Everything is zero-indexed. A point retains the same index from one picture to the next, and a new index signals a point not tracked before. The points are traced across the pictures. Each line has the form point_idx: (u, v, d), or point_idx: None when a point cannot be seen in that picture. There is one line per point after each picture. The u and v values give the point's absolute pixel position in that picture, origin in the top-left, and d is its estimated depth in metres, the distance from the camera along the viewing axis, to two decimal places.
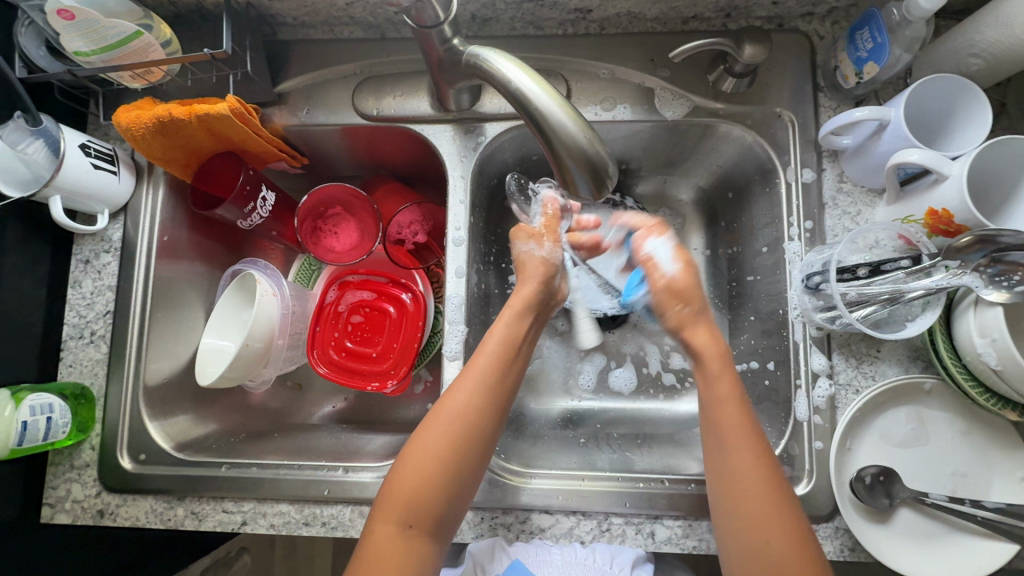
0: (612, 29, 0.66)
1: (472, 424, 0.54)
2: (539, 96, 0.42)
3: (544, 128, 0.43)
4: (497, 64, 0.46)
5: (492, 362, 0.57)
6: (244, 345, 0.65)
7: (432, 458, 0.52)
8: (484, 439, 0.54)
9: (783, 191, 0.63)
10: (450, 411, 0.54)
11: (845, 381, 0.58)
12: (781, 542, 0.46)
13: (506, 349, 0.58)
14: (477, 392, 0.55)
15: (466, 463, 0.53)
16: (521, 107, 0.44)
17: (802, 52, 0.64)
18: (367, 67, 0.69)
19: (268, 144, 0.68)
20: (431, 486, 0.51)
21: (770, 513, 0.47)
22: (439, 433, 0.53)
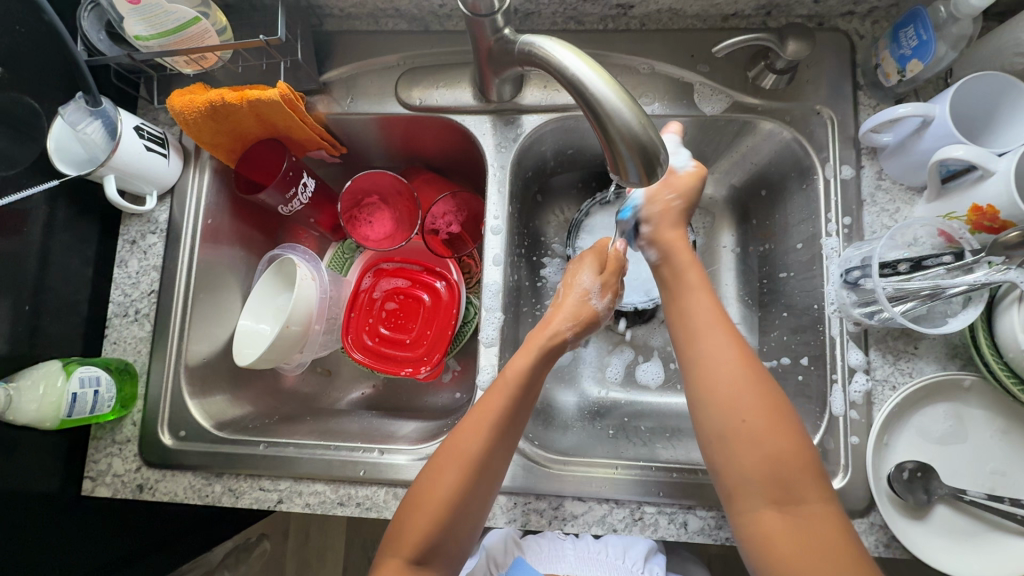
0: (653, 25, 0.67)
1: (484, 467, 0.52)
2: (595, 82, 0.44)
3: (599, 115, 0.44)
4: (554, 52, 0.47)
5: (507, 404, 0.55)
6: (285, 327, 0.66)
7: (444, 501, 0.51)
8: (494, 480, 0.53)
9: (821, 187, 0.63)
10: (463, 458, 0.52)
11: (882, 377, 0.58)
12: (784, 454, 0.46)
13: (521, 391, 0.56)
14: (490, 435, 0.53)
15: (476, 506, 0.52)
16: (576, 93, 0.45)
17: (842, 51, 0.64)
18: (409, 58, 0.70)
19: (312, 132, 0.69)
20: (443, 530, 0.50)
21: (767, 429, 0.47)
22: (452, 480, 0.51)
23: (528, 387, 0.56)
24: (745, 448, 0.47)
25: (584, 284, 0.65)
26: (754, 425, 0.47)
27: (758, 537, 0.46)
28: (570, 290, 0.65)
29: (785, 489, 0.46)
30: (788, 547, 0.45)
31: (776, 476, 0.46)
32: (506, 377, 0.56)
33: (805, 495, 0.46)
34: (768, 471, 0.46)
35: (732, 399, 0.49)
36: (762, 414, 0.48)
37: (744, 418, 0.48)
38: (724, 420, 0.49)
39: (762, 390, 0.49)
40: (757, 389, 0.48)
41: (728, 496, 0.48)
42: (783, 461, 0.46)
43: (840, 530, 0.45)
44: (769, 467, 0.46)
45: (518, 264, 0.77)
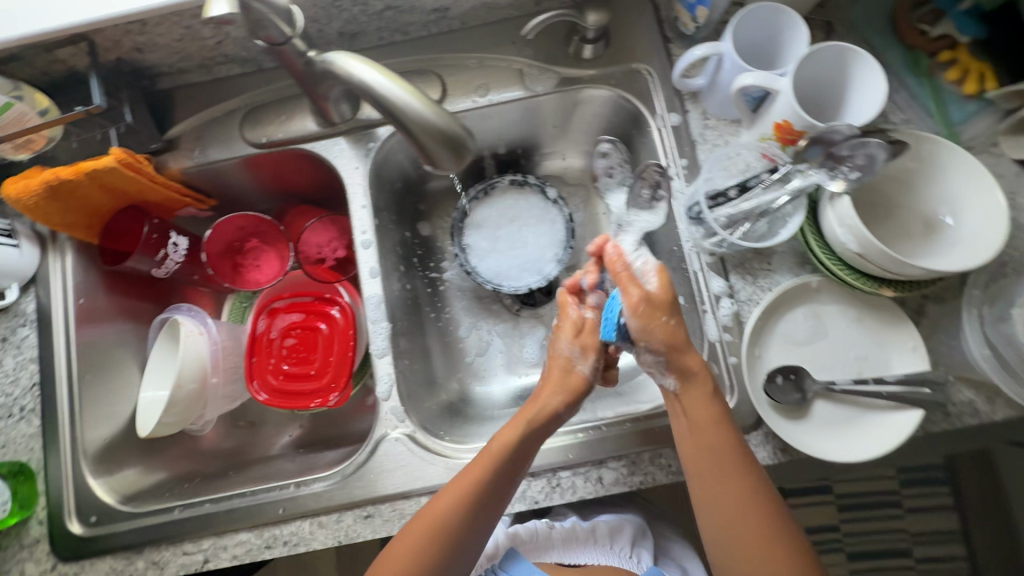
0: (473, 21, 0.71)
1: (453, 536, 0.53)
2: (381, 82, 0.46)
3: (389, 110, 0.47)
4: (337, 62, 0.49)
5: (488, 481, 0.54)
6: (176, 387, 0.66)
7: (406, 564, 0.52)
8: (464, 550, 0.54)
9: (656, 136, 0.67)
10: (433, 527, 0.53)
11: (745, 297, 0.62)
12: (753, 529, 0.48)
13: (501, 472, 0.55)
14: (467, 507, 0.53)
15: (440, 572, 0.53)
16: (366, 96, 0.48)
17: (647, 11, 0.69)
18: (251, 99, 0.71)
19: (167, 191, 0.70)
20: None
21: (747, 503, 0.49)
22: (415, 548, 0.52)
23: (515, 457, 0.55)
24: (732, 522, 0.49)
25: (565, 351, 0.60)
26: (742, 508, 0.49)
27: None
28: (554, 360, 0.60)
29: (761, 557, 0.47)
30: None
31: (743, 541, 0.48)
32: (490, 449, 0.55)
33: (772, 549, 0.47)
34: (741, 539, 0.48)
35: (728, 478, 0.50)
36: (751, 498, 0.49)
37: (729, 495, 0.50)
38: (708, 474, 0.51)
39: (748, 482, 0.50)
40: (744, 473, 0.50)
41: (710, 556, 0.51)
42: (744, 528, 0.48)
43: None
44: (750, 538, 0.48)
45: (408, 275, 0.80)
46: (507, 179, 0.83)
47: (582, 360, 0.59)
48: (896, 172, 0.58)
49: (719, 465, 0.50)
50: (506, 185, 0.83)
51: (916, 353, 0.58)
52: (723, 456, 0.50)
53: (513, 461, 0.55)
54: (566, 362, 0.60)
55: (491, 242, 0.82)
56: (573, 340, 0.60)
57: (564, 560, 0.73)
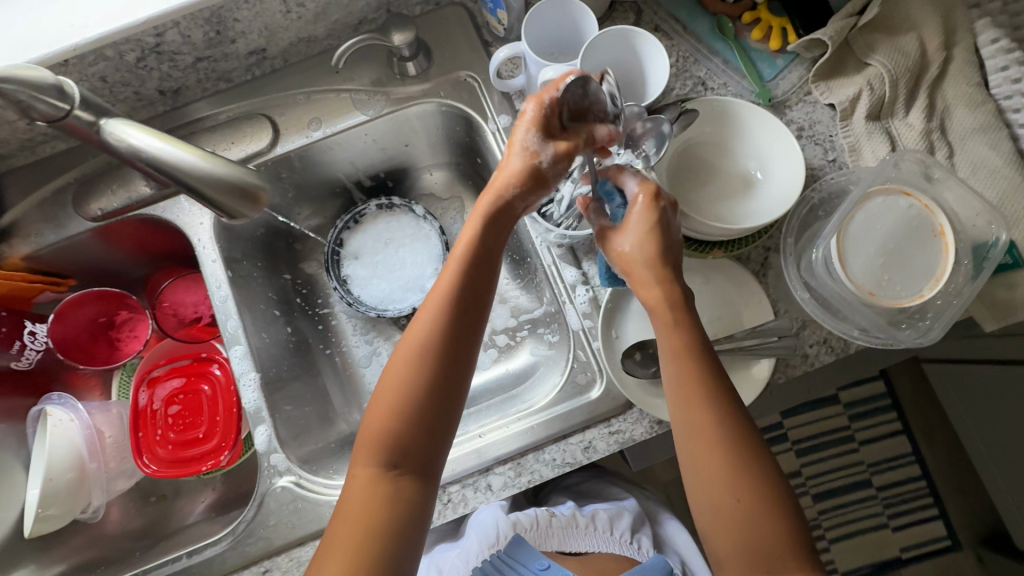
0: (297, 56, 0.70)
1: (433, 355, 0.48)
2: (145, 144, 0.47)
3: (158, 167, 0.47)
4: (111, 128, 0.48)
5: (460, 276, 0.50)
6: (47, 481, 0.63)
7: (395, 397, 0.48)
8: (455, 366, 0.49)
9: (492, 141, 0.68)
10: (414, 351, 0.48)
11: (599, 281, 0.64)
12: (712, 463, 0.47)
13: (472, 274, 0.50)
14: (443, 321, 0.49)
15: (437, 397, 0.48)
16: (138, 160, 0.48)
17: (463, 21, 0.70)
18: (83, 173, 0.70)
19: (12, 282, 0.68)
20: (402, 428, 0.47)
21: (718, 440, 0.47)
22: (402, 377, 0.48)
23: (480, 256, 0.51)
24: (701, 457, 0.47)
25: (523, 141, 0.51)
26: (714, 447, 0.47)
27: (702, 515, 0.48)
28: (510, 155, 0.52)
29: (721, 493, 0.47)
30: (715, 524, 0.47)
31: (705, 471, 0.47)
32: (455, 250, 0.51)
33: (735, 481, 0.46)
34: (704, 469, 0.47)
35: (701, 410, 0.48)
36: (726, 440, 0.47)
37: (704, 432, 0.48)
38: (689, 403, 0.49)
39: (722, 417, 0.48)
40: (721, 410, 0.48)
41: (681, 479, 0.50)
42: (704, 465, 0.47)
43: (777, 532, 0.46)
44: (710, 469, 0.47)
45: (287, 318, 0.78)
46: (377, 204, 0.82)
47: (547, 148, 0.51)
48: (697, 138, 0.60)
49: (693, 406, 0.48)
50: (375, 210, 0.83)
51: (762, 306, 0.60)
52: (694, 396, 0.48)
53: (481, 256, 0.51)
54: (525, 155, 0.51)
55: (372, 269, 0.81)
56: (538, 129, 0.51)
57: (565, 547, 0.76)
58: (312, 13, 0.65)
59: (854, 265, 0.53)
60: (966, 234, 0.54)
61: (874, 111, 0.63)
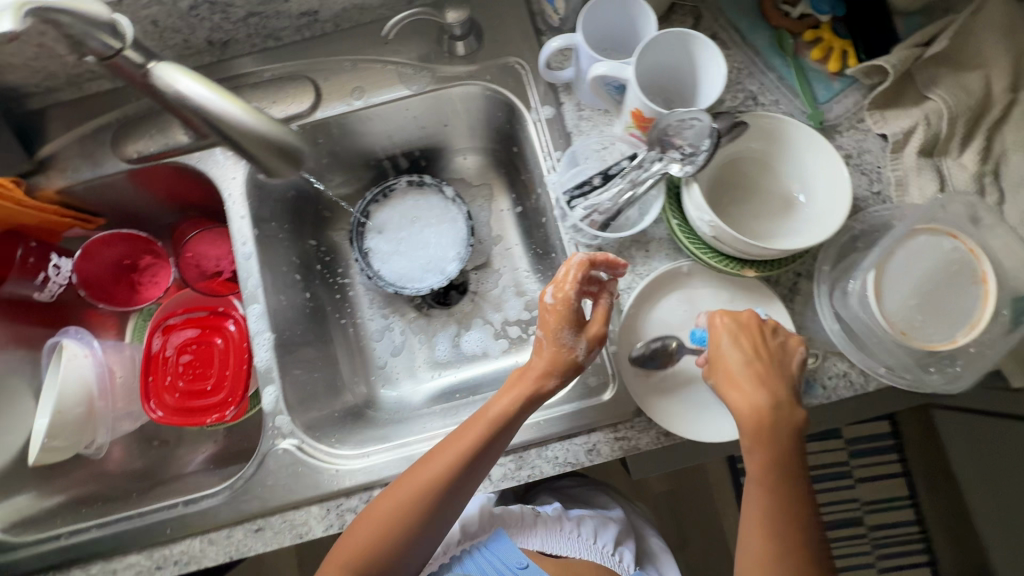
0: (348, 23, 0.70)
1: (437, 496, 0.53)
2: (185, 83, 0.47)
3: (217, 124, 0.47)
4: (163, 74, 0.47)
5: (480, 440, 0.53)
6: (57, 414, 0.64)
7: (392, 519, 0.52)
8: (456, 505, 0.54)
9: (533, 130, 0.68)
10: (422, 487, 0.53)
11: (624, 285, 0.63)
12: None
13: (494, 433, 0.53)
14: (450, 475, 0.53)
15: (435, 530, 0.54)
16: (193, 111, 0.47)
17: (518, 5, 0.69)
18: (124, 114, 0.70)
19: (42, 214, 0.68)
20: (394, 546, 0.52)
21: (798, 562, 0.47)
22: (406, 505, 0.52)
23: (505, 426, 0.54)
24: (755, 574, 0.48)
25: (568, 341, 0.54)
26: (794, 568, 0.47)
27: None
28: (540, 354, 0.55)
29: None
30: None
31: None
32: (482, 416, 0.54)
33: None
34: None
35: (782, 530, 0.48)
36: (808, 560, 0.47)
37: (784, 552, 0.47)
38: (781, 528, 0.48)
39: (799, 537, 0.48)
40: (799, 525, 0.48)
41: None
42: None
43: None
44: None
45: (305, 283, 0.78)
46: (408, 179, 0.82)
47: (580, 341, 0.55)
48: (742, 152, 0.59)
49: (774, 523, 0.48)
50: (405, 187, 0.82)
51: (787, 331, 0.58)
52: (775, 510, 0.48)
53: (506, 421, 0.54)
54: (562, 350, 0.55)
55: (396, 245, 0.81)
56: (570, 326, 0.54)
57: (546, 549, 0.74)
58: None
59: (890, 303, 0.52)
60: (1009, 284, 0.52)
61: (927, 146, 0.61)
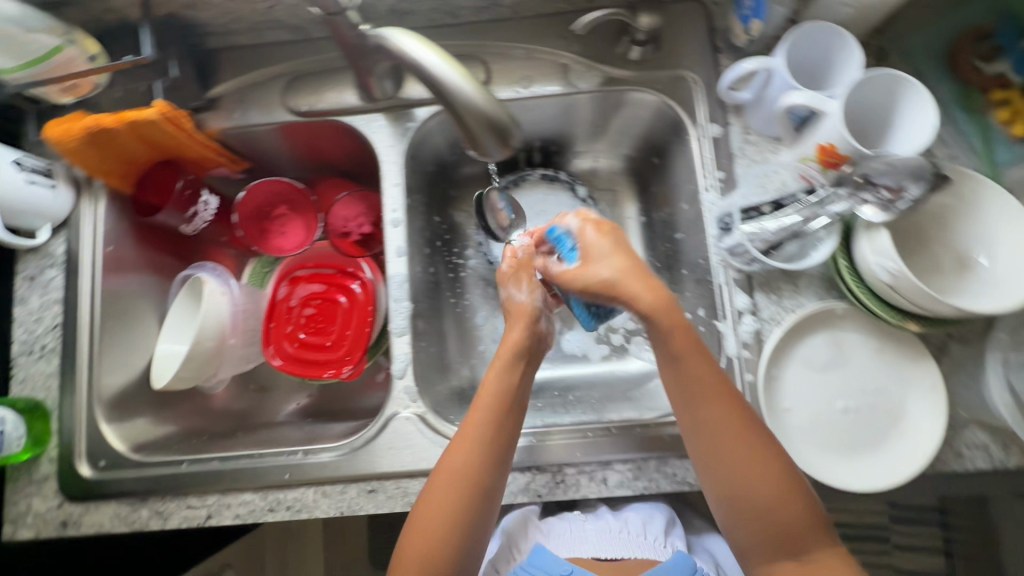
0: (525, 11, 0.70)
1: (474, 483, 0.54)
2: (430, 61, 0.48)
3: (443, 93, 0.48)
4: (398, 40, 0.49)
5: (484, 414, 0.56)
6: (196, 343, 0.67)
7: (441, 520, 0.53)
8: (494, 497, 0.55)
9: (696, 146, 0.67)
10: (455, 485, 0.54)
11: (768, 316, 0.62)
12: (792, 525, 0.48)
13: (500, 411, 0.56)
14: (473, 461, 0.54)
15: (483, 524, 0.54)
16: (422, 77, 0.48)
17: (700, 18, 0.68)
18: (295, 66, 0.71)
19: (203, 147, 0.70)
20: (450, 549, 0.53)
21: (767, 488, 0.48)
22: (448, 504, 0.53)
23: (507, 398, 0.57)
24: (753, 525, 0.48)
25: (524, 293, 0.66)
26: (759, 501, 0.48)
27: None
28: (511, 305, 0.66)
29: (797, 547, 0.48)
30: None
31: (781, 534, 0.48)
32: (483, 398, 0.57)
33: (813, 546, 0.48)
34: (775, 536, 0.48)
35: (735, 456, 0.48)
36: (769, 482, 0.48)
37: (747, 478, 0.48)
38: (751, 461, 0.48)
39: (755, 444, 0.49)
40: (756, 450, 0.48)
41: (740, 549, 0.50)
42: (792, 530, 0.48)
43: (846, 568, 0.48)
44: (777, 529, 0.48)
45: (431, 259, 0.79)
46: (541, 171, 0.83)
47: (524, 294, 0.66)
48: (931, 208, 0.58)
49: (722, 449, 0.49)
50: (537, 179, 0.83)
51: (939, 393, 0.57)
52: (724, 441, 0.48)
53: (507, 392, 0.57)
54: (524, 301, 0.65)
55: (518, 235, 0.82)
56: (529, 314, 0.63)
57: (600, 554, 0.66)
58: None
59: None
60: None
61: None
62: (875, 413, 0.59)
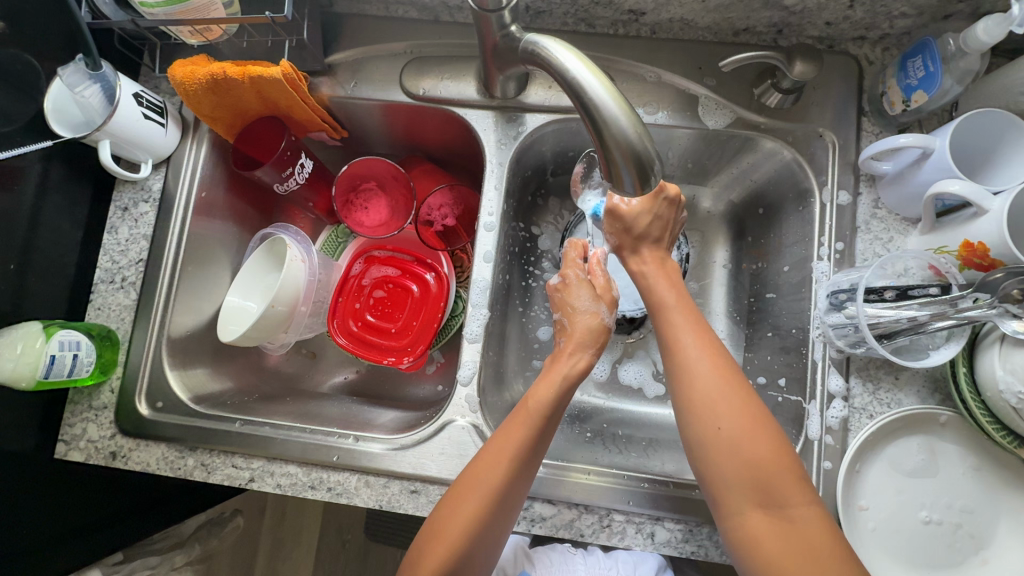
0: (663, 33, 0.67)
1: (507, 494, 0.52)
2: (594, 86, 0.43)
3: (594, 117, 0.43)
4: (555, 52, 0.46)
5: (531, 431, 0.54)
6: (270, 306, 0.66)
7: (463, 535, 0.50)
8: (515, 506, 0.53)
9: (817, 211, 0.63)
10: (483, 491, 0.51)
11: (860, 405, 0.59)
12: (767, 463, 0.47)
13: (540, 425, 0.55)
14: (513, 475, 0.52)
15: (496, 531, 0.52)
16: (575, 96, 0.44)
17: (849, 76, 0.64)
18: (418, 47, 0.70)
19: (312, 113, 0.69)
20: (466, 555, 0.51)
21: (748, 436, 0.48)
22: (472, 516, 0.51)
23: (550, 417, 0.56)
24: (726, 461, 0.48)
25: (587, 307, 0.65)
26: (731, 431, 0.48)
27: (743, 539, 0.47)
28: (575, 316, 0.65)
29: (771, 493, 0.47)
30: (778, 551, 0.45)
31: (761, 480, 0.47)
32: (528, 406, 0.56)
33: (791, 499, 0.46)
34: (750, 477, 0.47)
35: (714, 407, 0.49)
36: (742, 416, 0.49)
37: (726, 421, 0.49)
38: (708, 416, 0.49)
39: (738, 394, 0.50)
40: (737, 400, 0.49)
41: (716, 503, 0.49)
42: (765, 469, 0.47)
43: (825, 529, 0.45)
44: (750, 475, 0.47)
45: (509, 265, 0.75)
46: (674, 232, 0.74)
47: (600, 308, 0.65)
48: None
49: (701, 390, 0.50)
50: None
51: None
52: (703, 382, 0.51)
53: (551, 413, 0.56)
54: (590, 315, 0.64)
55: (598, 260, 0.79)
56: (594, 330, 0.63)
57: None
58: (717, 2, 0.62)
59: None
60: None
61: None
62: (957, 533, 0.55)
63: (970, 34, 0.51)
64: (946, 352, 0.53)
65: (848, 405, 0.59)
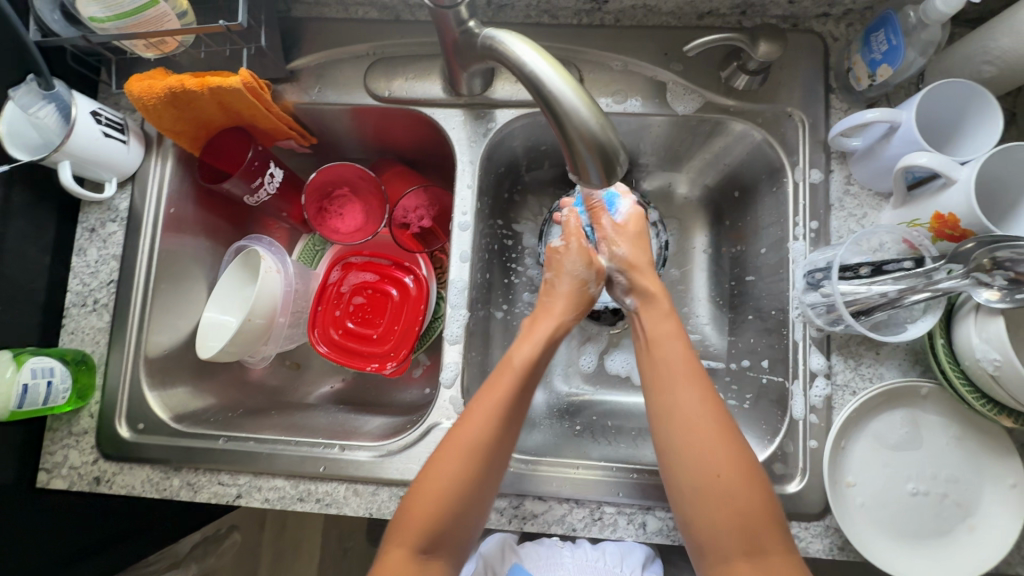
0: (627, 20, 0.66)
1: (489, 448, 0.52)
2: (553, 78, 0.42)
3: (555, 111, 0.43)
4: (512, 46, 0.46)
5: (513, 388, 0.55)
6: (247, 320, 0.65)
7: (446, 486, 0.50)
8: (500, 465, 0.53)
9: (791, 191, 0.63)
10: (465, 441, 0.52)
11: (842, 381, 0.59)
12: (753, 513, 0.47)
13: (522, 376, 0.56)
14: (495, 424, 0.53)
15: (479, 494, 0.51)
16: (534, 89, 0.44)
17: (815, 54, 0.64)
18: (381, 47, 0.69)
19: (278, 121, 0.68)
20: (450, 510, 0.50)
21: (737, 487, 0.48)
22: (455, 466, 0.51)
23: (532, 372, 0.57)
24: (714, 511, 0.48)
25: (577, 273, 0.65)
26: (724, 479, 0.48)
27: None
28: (562, 278, 0.65)
29: (757, 543, 0.46)
30: None
31: (747, 532, 0.47)
32: (507, 369, 0.56)
33: (771, 546, 0.46)
34: (738, 525, 0.47)
35: (701, 448, 0.50)
36: (733, 464, 0.48)
37: (718, 468, 0.48)
38: (704, 466, 0.49)
39: (725, 434, 0.50)
40: (728, 449, 0.49)
41: (699, 551, 0.49)
42: (751, 518, 0.47)
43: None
44: (739, 523, 0.47)
45: (489, 263, 0.75)
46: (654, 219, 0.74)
47: (590, 274, 0.65)
48: None
49: (694, 432, 0.50)
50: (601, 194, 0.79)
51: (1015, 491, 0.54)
52: (696, 422, 0.51)
53: (532, 369, 0.57)
54: (579, 281, 0.65)
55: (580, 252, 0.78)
56: (577, 306, 0.64)
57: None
58: None
59: None
60: None
61: None
62: (944, 502, 0.55)
63: (929, 5, 0.51)
64: (923, 324, 0.54)
65: (831, 383, 0.59)
